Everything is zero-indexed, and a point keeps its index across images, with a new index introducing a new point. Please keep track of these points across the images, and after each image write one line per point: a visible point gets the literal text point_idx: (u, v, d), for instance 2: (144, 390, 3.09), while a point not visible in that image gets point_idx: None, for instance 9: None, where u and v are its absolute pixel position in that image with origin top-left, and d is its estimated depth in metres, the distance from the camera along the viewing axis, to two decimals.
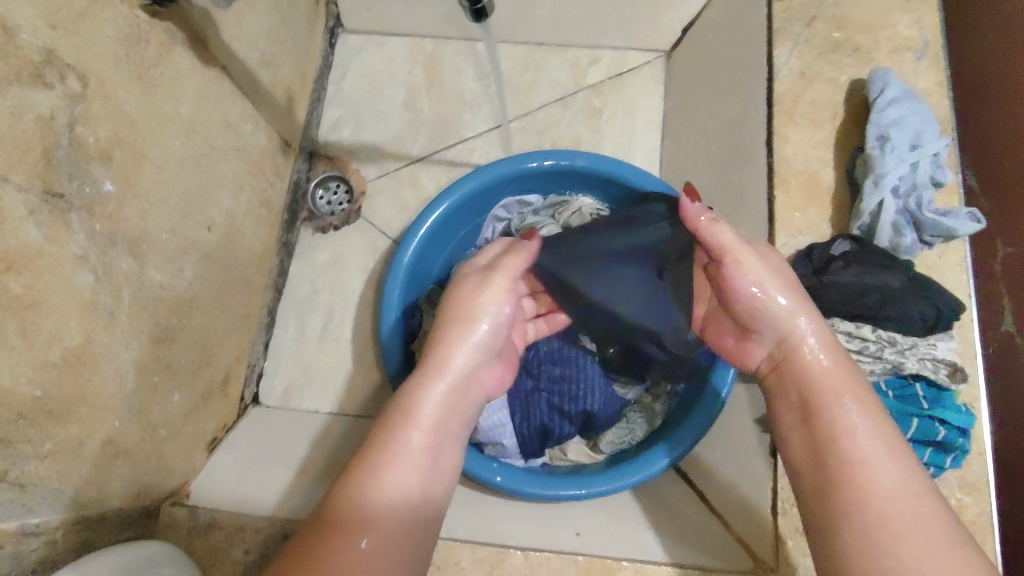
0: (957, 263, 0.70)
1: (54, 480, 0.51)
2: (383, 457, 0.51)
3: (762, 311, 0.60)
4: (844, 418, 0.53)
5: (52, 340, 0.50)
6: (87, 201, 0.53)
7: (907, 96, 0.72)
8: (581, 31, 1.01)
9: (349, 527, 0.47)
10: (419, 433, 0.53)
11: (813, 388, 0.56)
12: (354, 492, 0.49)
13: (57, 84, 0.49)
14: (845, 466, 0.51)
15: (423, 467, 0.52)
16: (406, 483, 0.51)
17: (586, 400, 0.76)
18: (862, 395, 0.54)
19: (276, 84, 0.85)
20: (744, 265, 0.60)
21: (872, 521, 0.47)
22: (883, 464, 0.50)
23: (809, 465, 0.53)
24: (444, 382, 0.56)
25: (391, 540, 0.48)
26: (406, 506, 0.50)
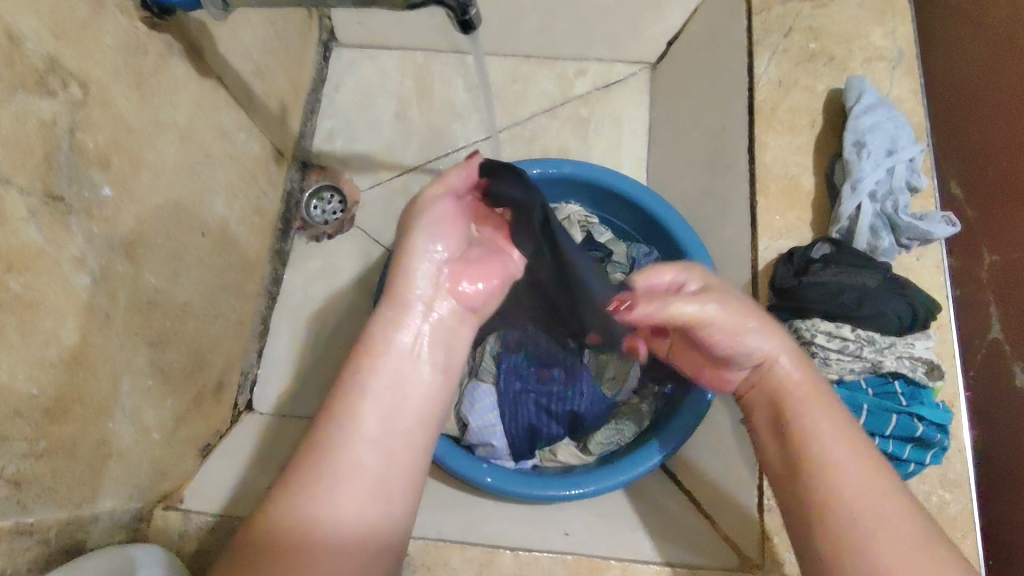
0: (933, 264, 0.72)
1: (49, 478, 0.51)
2: (347, 394, 0.48)
3: (729, 344, 0.58)
4: (810, 416, 0.53)
5: (49, 339, 0.51)
6: (86, 204, 0.54)
7: (881, 103, 0.75)
8: (568, 43, 1.04)
9: (316, 479, 0.45)
10: (379, 363, 0.50)
11: (784, 402, 0.55)
12: (321, 438, 0.47)
13: (59, 91, 0.51)
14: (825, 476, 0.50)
15: (388, 402, 0.49)
16: (368, 424, 0.48)
17: (574, 400, 0.78)
18: (826, 405, 0.54)
19: (270, 94, 0.87)
20: (699, 316, 0.57)
21: (858, 536, 0.47)
22: (853, 461, 0.50)
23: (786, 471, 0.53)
24: (410, 314, 0.52)
25: (358, 488, 0.46)
26: (369, 447, 0.47)
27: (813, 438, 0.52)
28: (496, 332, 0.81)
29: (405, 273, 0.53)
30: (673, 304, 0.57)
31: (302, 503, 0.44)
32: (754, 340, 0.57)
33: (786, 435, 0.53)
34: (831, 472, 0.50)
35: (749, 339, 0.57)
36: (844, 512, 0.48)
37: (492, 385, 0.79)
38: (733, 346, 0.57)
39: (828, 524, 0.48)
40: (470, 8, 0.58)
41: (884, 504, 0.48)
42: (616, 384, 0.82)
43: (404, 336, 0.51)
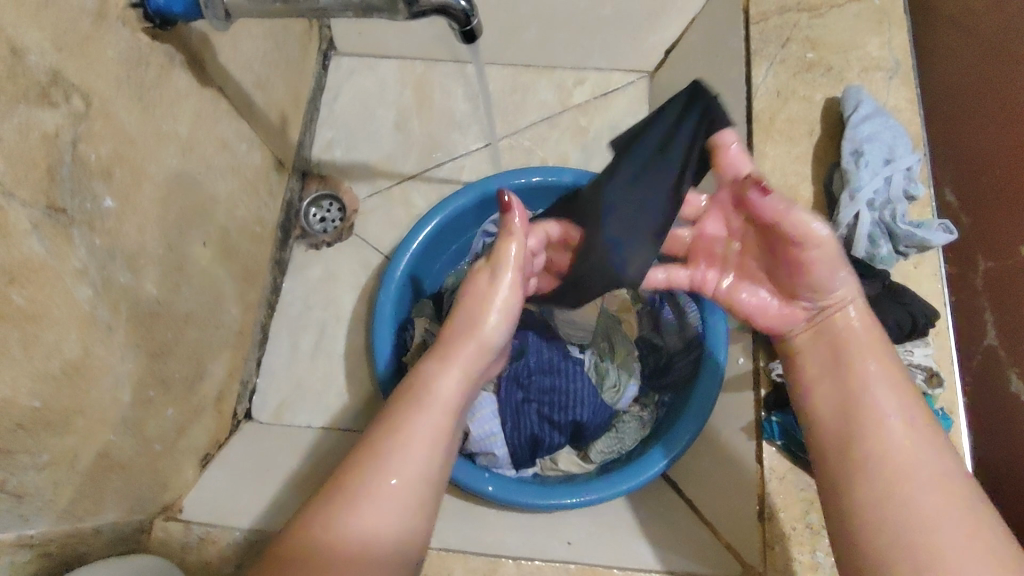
0: (931, 273, 0.72)
1: (51, 491, 0.51)
2: (406, 421, 0.50)
3: (826, 268, 0.56)
4: (867, 366, 0.54)
5: (52, 352, 0.51)
6: (88, 216, 0.54)
7: (879, 112, 0.76)
8: (567, 53, 1.05)
9: (366, 486, 0.46)
10: (437, 400, 0.52)
11: (843, 345, 0.56)
12: (373, 445, 0.49)
13: (62, 104, 0.51)
14: (872, 431, 0.50)
15: (438, 435, 0.51)
16: (419, 445, 0.49)
17: (575, 409, 0.77)
18: (882, 354, 0.54)
19: (271, 105, 0.87)
20: (817, 237, 0.54)
21: (898, 501, 0.46)
22: (903, 416, 0.50)
23: (833, 416, 0.53)
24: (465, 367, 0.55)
25: (401, 500, 0.47)
26: (421, 467, 0.49)
27: (869, 386, 0.52)
28: None
29: (469, 315, 0.58)
30: (799, 217, 0.54)
31: (346, 515, 0.45)
32: (841, 277, 0.56)
33: (842, 369, 0.55)
34: (876, 417, 0.51)
35: (838, 274, 0.56)
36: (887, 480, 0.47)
37: (493, 393, 0.78)
38: (821, 281, 0.56)
39: (871, 475, 0.48)
40: (472, 20, 0.59)
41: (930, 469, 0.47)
42: (619, 393, 0.81)
43: (450, 377, 0.54)
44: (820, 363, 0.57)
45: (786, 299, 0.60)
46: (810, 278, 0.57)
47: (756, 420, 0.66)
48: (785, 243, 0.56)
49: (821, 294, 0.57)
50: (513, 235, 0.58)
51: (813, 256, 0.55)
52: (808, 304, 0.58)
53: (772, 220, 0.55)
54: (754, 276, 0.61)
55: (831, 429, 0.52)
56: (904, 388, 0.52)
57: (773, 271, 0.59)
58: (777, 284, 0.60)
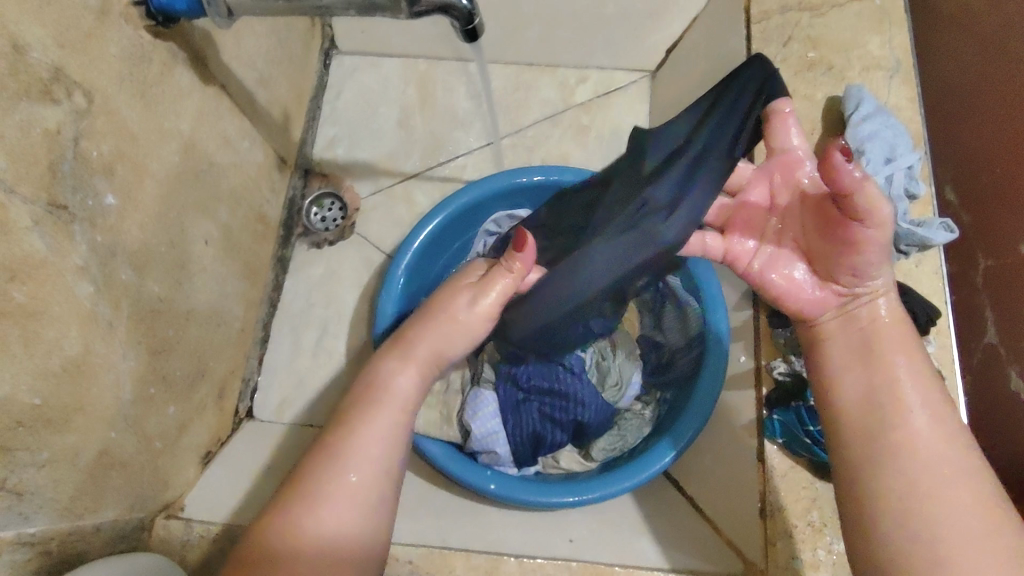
0: (933, 271, 0.72)
1: (51, 489, 0.51)
2: (357, 420, 0.53)
3: (878, 255, 0.51)
4: (894, 358, 0.53)
5: (52, 349, 0.51)
6: (90, 213, 0.54)
7: (880, 111, 0.76)
8: (569, 52, 1.05)
9: (324, 487, 0.50)
10: (383, 399, 0.55)
11: (872, 335, 0.54)
12: (325, 449, 0.52)
13: (64, 101, 0.51)
14: (897, 428, 0.50)
15: (385, 433, 0.53)
16: (371, 451, 0.52)
17: (577, 408, 0.77)
18: (909, 346, 0.53)
19: (272, 102, 0.87)
20: (884, 219, 0.49)
21: (918, 497, 0.47)
22: (927, 413, 0.50)
23: (860, 412, 0.52)
24: (413, 365, 0.57)
25: (354, 501, 0.50)
26: (371, 468, 0.52)
27: (897, 380, 0.52)
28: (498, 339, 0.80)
29: (446, 328, 0.58)
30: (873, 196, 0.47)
31: (304, 513, 0.49)
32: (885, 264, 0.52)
33: (872, 360, 0.53)
34: (903, 416, 0.50)
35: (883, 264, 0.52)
36: (908, 478, 0.48)
37: (493, 391, 0.78)
38: (866, 267, 0.52)
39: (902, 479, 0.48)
40: (475, 18, 0.59)
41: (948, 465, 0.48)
42: (619, 391, 0.82)
43: (407, 375, 0.56)
44: (846, 353, 0.54)
45: (822, 282, 0.55)
46: (858, 263, 0.51)
47: (758, 418, 0.66)
48: (844, 220, 0.50)
49: (861, 280, 0.53)
50: (511, 272, 0.59)
51: (872, 238, 0.50)
52: (844, 289, 0.54)
53: (846, 191, 0.47)
54: (790, 254, 0.55)
55: (857, 426, 0.52)
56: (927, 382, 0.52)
57: (814, 249, 0.54)
58: (815, 266, 0.54)
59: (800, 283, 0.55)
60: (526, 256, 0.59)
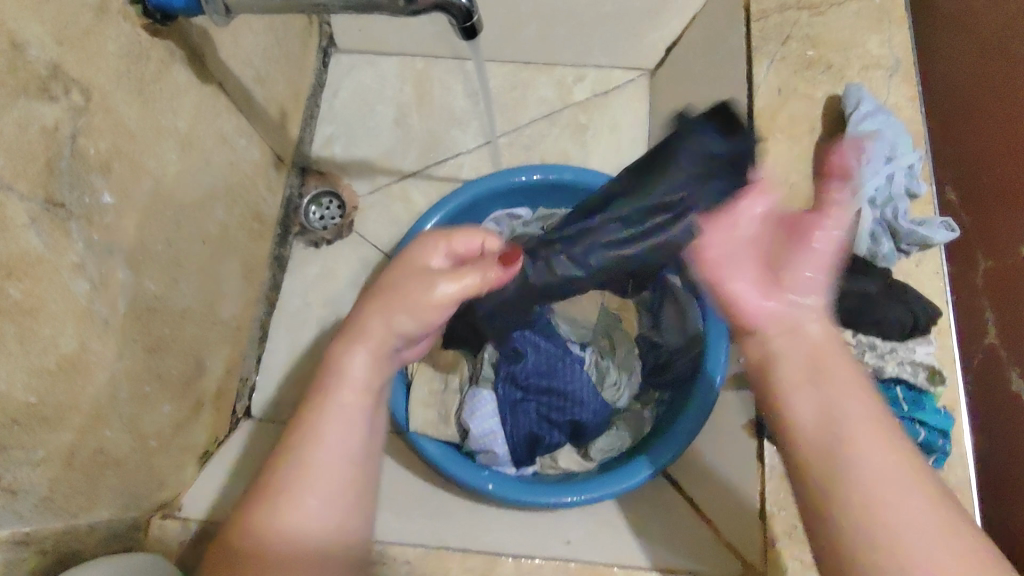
0: (932, 270, 0.72)
1: (45, 488, 0.51)
2: (316, 408, 0.49)
3: (821, 259, 0.50)
4: (844, 380, 0.47)
5: (48, 347, 0.50)
6: (87, 211, 0.54)
7: (880, 110, 0.76)
8: (567, 51, 1.05)
9: (302, 480, 0.47)
10: (338, 383, 0.50)
11: (811, 353, 0.48)
12: (291, 449, 0.48)
13: (61, 98, 0.51)
14: (853, 441, 0.43)
15: (354, 418, 0.49)
16: (347, 441, 0.49)
17: (575, 409, 0.77)
18: (850, 371, 0.48)
19: (270, 101, 0.87)
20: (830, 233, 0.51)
21: (871, 513, 0.41)
22: (883, 437, 0.44)
23: (815, 430, 0.45)
24: (373, 341, 0.51)
25: (331, 494, 0.47)
26: (347, 460, 0.48)
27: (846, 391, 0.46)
28: (493, 340, 0.79)
29: (413, 311, 0.53)
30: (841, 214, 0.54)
31: (277, 512, 0.46)
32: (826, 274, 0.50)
33: (821, 378, 0.47)
34: (856, 431, 0.44)
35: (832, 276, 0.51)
36: (858, 491, 0.42)
37: (492, 391, 0.78)
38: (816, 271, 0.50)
39: (863, 502, 0.41)
40: (473, 15, 0.58)
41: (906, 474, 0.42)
42: (618, 391, 0.81)
43: (357, 355, 0.51)
44: (797, 370, 0.48)
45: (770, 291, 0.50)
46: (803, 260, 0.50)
47: (756, 418, 0.66)
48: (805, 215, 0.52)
49: (802, 291, 0.50)
50: (482, 276, 0.54)
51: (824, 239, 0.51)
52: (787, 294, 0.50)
53: None
54: (745, 259, 0.52)
55: (814, 444, 0.44)
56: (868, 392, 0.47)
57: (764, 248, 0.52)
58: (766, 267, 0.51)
59: (750, 288, 0.51)
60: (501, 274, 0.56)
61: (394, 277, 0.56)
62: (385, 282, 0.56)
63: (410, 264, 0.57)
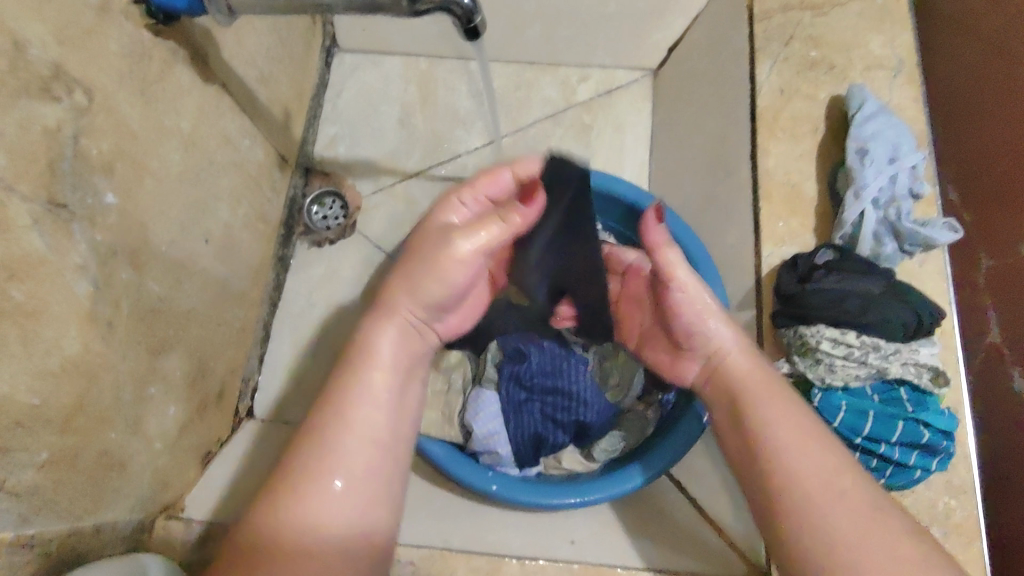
0: (936, 271, 0.72)
1: (49, 490, 0.51)
2: (341, 389, 0.50)
3: (694, 317, 0.60)
4: (760, 403, 0.53)
5: (51, 349, 0.50)
6: (89, 211, 0.54)
7: (883, 111, 0.76)
8: (570, 51, 1.04)
9: (321, 463, 0.46)
10: (367, 364, 0.51)
11: (737, 389, 0.55)
12: (318, 429, 0.48)
13: (64, 98, 0.51)
14: (777, 459, 0.49)
15: (382, 399, 0.50)
16: (377, 419, 0.50)
17: (579, 410, 0.76)
18: (772, 390, 0.54)
19: (273, 101, 0.86)
20: (681, 286, 0.60)
21: (794, 513, 0.47)
22: (810, 443, 0.49)
23: (745, 457, 0.52)
24: (395, 323, 0.54)
25: (351, 479, 0.47)
26: (375, 439, 0.49)
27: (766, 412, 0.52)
28: (498, 340, 0.80)
29: (438, 277, 0.54)
30: (673, 265, 0.60)
31: (298, 499, 0.45)
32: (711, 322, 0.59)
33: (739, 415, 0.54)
34: (777, 448, 0.49)
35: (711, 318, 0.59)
36: (785, 504, 0.47)
37: (494, 392, 0.77)
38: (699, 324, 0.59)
39: (794, 512, 0.47)
40: (477, 16, 0.58)
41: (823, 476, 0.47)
42: (620, 392, 0.81)
43: (387, 335, 0.53)
44: (722, 413, 0.56)
45: (676, 353, 0.63)
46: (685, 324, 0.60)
47: None
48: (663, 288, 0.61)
49: (696, 346, 0.60)
50: (504, 221, 0.55)
51: (683, 302, 0.60)
52: (696, 356, 0.61)
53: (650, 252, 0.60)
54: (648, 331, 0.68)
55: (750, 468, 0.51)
56: (796, 409, 0.52)
57: (662, 323, 0.64)
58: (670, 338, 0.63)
59: (662, 356, 0.66)
60: (529, 213, 0.57)
61: (419, 244, 0.57)
62: (410, 250, 0.57)
63: (433, 227, 0.58)
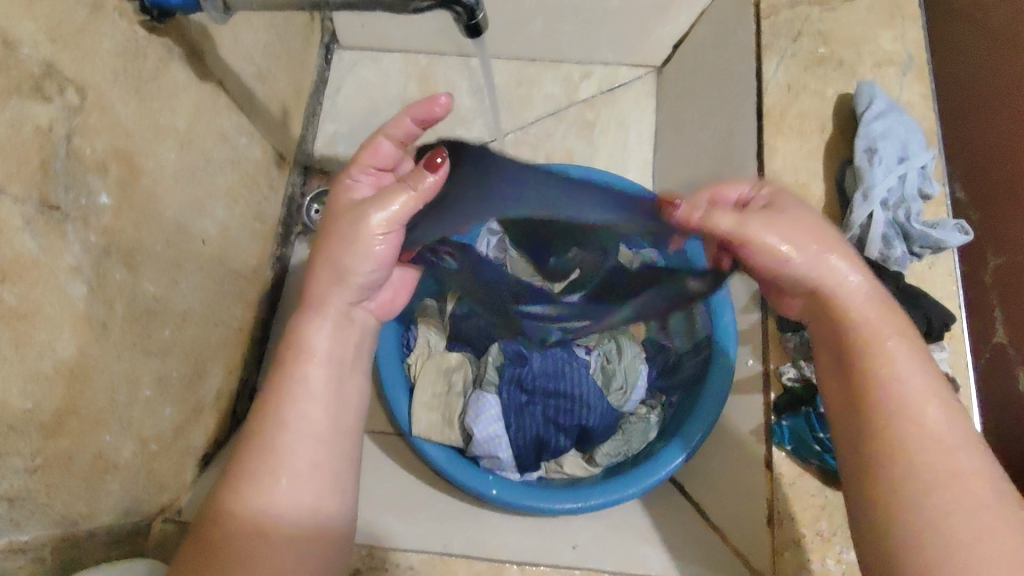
0: (945, 273, 0.71)
1: (43, 494, 0.50)
2: (283, 389, 0.52)
3: (786, 270, 0.51)
4: (883, 354, 0.48)
5: (44, 352, 0.49)
6: (83, 212, 0.53)
7: (893, 109, 0.74)
8: (572, 47, 1.03)
9: (270, 463, 0.49)
10: (302, 362, 0.54)
11: (851, 336, 0.50)
12: (259, 428, 0.51)
13: (56, 97, 0.50)
14: (901, 430, 0.46)
15: (323, 393, 0.53)
16: (316, 416, 0.52)
17: (581, 413, 0.75)
18: (900, 338, 0.49)
19: (271, 98, 0.85)
20: (750, 233, 0.51)
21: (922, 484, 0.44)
22: (934, 413, 0.46)
23: (852, 416, 0.49)
24: (324, 315, 0.56)
25: (302, 476, 0.50)
26: (315, 435, 0.51)
27: (889, 374, 0.47)
28: (499, 343, 0.79)
29: (358, 255, 0.55)
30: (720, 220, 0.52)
31: (252, 496, 0.48)
32: (801, 263, 0.51)
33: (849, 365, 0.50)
34: (902, 418, 0.46)
35: (802, 254, 0.51)
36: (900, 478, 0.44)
37: (496, 395, 0.76)
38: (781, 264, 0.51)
39: (913, 488, 0.44)
40: (478, 12, 0.57)
41: (954, 459, 0.44)
42: (625, 394, 0.80)
43: (320, 330, 0.55)
44: (829, 363, 0.52)
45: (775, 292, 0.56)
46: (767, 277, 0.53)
47: (766, 424, 0.65)
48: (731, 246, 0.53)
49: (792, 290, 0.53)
50: (413, 189, 0.54)
51: (765, 256, 0.51)
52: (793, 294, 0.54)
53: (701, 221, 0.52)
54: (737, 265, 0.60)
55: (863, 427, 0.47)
56: (919, 365, 0.48)
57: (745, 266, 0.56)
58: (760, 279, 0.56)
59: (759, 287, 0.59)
60: (437, 183, 0.54)
61: (329, 226, 0.57)
62: (321, 233, 0.58)
63: (337, 208, 0.58)
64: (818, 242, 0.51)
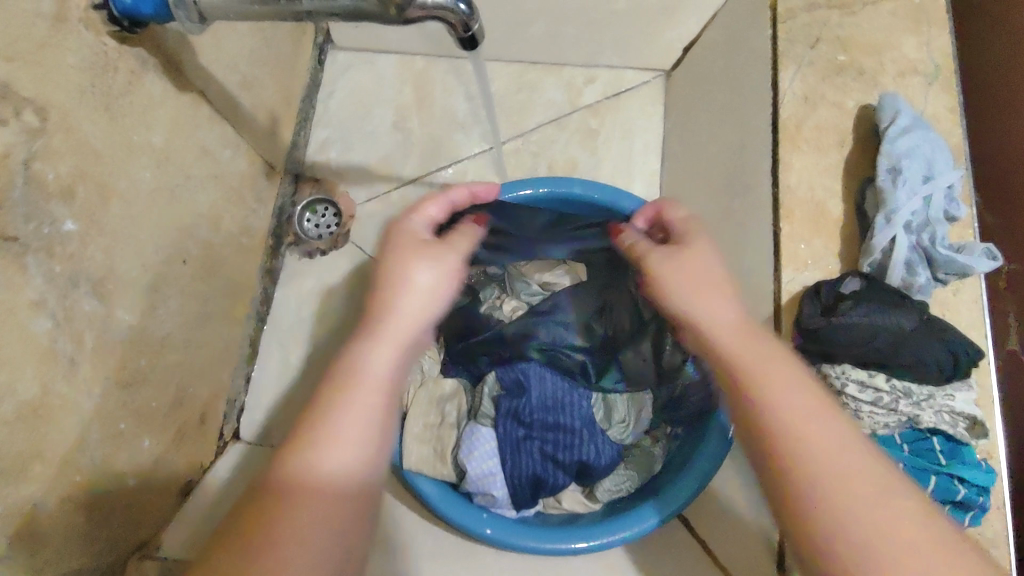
0: (971, 299, 0.66)
1: (7, 548, 0.47)
2: (329, 411, 0.43)
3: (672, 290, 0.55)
4: (747, 370, 0.47)
5: (4, 395, 0.46)
6: (47, 242, 0.49)
7: (918, 124, 0.69)
8: (576, 49, 0.98)
9: (302, 495, 0.40)
10: (357, 384, 0.44)
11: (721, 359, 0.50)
12: (295, 455, 0.41)
13: (13, 120, 0.46)
14: (778, 446, 0.44)
15: (379, 423, 0.44)
16: (363, 447, 0.43)
17: (582, 449, 0.71)
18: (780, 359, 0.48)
19: (258, 107, 0.81)
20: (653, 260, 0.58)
21: (813, 498, 0.42)
22: (821, 429, 0.43)
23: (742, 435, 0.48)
24: (387, 337, 0.47)
25: (337, 514, 0.41)
26: (362, 467, 0.42)
27: (758, 384, 0.47)
28: (495, 371, 0.75)
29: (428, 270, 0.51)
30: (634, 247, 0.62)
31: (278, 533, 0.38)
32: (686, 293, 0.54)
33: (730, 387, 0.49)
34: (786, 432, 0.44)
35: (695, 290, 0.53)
36: (795, 491, 0.43)
37: (492, 428, 0.72)
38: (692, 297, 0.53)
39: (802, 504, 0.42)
40: (473, 24, 0.52)
41: (850, 475, 0.42)
42: (625, 429, 0.75)
43: (380, 354, 0.46)
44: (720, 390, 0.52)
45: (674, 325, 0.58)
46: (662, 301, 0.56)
47: None
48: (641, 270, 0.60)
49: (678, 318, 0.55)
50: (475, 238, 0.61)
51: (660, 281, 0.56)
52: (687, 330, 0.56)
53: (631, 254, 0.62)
54: None
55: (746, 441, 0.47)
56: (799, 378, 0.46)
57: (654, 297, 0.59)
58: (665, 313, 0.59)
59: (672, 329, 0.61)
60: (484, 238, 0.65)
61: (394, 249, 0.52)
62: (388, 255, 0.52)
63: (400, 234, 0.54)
64: (714, 280, 0.54)
